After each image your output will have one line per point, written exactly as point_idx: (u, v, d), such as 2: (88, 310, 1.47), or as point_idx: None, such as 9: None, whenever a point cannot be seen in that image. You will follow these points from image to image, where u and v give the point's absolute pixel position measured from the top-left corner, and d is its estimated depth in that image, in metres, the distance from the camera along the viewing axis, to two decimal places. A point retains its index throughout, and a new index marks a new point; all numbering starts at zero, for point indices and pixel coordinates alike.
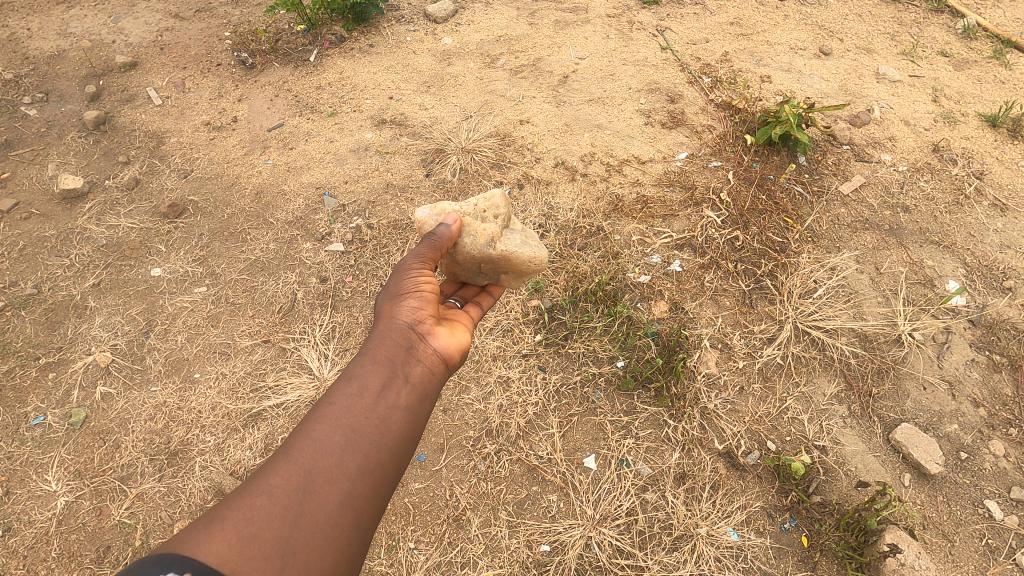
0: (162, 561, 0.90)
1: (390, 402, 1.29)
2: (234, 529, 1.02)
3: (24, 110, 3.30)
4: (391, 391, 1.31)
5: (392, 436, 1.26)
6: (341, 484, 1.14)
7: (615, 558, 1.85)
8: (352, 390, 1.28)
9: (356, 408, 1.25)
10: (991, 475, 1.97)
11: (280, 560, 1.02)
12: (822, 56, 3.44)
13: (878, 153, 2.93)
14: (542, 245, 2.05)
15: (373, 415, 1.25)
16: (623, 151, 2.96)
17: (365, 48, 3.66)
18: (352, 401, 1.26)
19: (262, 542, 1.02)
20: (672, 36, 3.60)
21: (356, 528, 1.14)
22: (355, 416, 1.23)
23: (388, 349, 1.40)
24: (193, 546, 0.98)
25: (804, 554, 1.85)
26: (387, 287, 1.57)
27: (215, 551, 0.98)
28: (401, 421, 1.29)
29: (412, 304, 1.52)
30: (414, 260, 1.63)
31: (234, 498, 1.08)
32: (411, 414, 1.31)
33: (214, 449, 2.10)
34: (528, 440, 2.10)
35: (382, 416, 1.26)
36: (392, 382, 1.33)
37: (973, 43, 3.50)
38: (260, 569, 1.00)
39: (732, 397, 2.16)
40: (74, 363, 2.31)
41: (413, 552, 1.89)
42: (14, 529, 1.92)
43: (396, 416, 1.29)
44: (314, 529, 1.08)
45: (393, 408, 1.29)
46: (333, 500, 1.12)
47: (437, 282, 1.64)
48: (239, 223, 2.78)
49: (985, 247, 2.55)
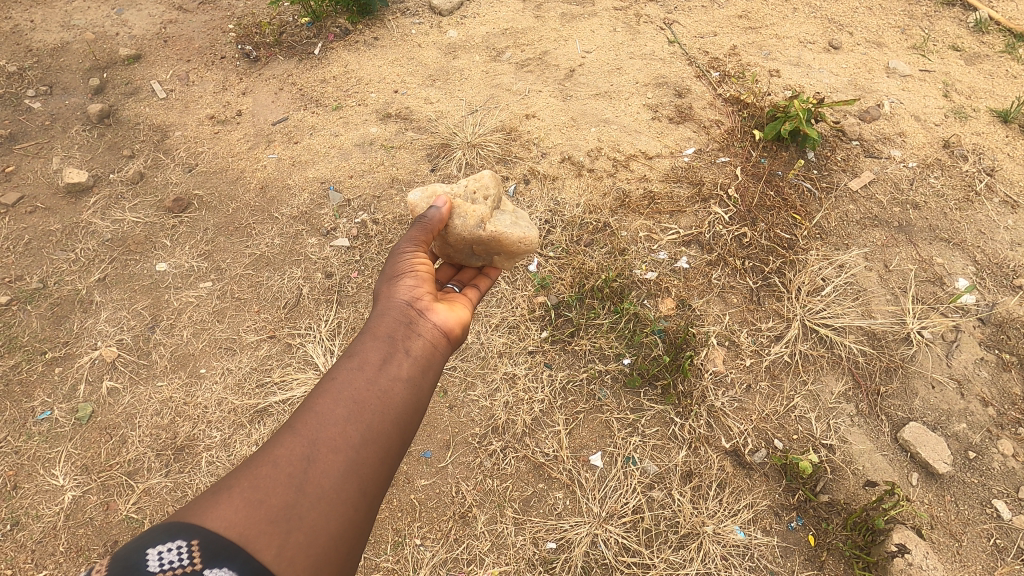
0: (168, 529, 0.90)
1: (391, 374, 1.28)
2: (241, 496, 0.99)
3: (28, 103, 3.29)
4: (391, 364, 1.30)
5: (395, 407, 1.24)
6: (345, 451, 1.12)
7: (621, 556, 1.85)
8: (353, 364, 1.27)
9: (358, 380, 1.23)
10: (1000, 474, 1.96)
11: (286, 524, 0.99)
12: (832, 50, 3.40)
13: (888, 149, 2.90)
14: (532, 226, 2.07)
15: (375, 387, 1.24)
16: (630, 147, 2.93)
17: (370, 41, 3.62)
18: (353, 374, 1.25)
19: (268, 508, 0.99)
20: (680, 29, 3.56)
21: (362, 496, 1.11)
22: (356, 387, 1.22)
23: (387, 326, 1.40)
24: (199, 514, 0.95)
25: (810, 553, 1.85)
26: (384, 271, 1.59)
27: (222, 517, 0.95)
28: (403, 392, 1.27)
29: (409, 283, 1.54)
30: (407, 244, 1.65)
31: (239, 470, 1.05)
32: (413, 386, 1.30)
33: (220, 445, 2.10)
34: (534, 438, 2.09)
35: (384, 387, 1.25)
36: (393, 355, 1.32)
37: (985, 36, 3.46)
38: (268, 533, 0.97)
39: (739, 396, 2.15)
40: (80, 358, 2.31)
41: (419, 548, 1.89)
42: (22, 524, 1.94)
43: (398, 387, 1.27)
44: (320, 495, 1.05)
45: (395, 380, 1.28)
46: (338, 467, 1.10)
47: (432, 264, 1.66)
48: (245, 218, 2.77)
49: (995, 245, 2.53)
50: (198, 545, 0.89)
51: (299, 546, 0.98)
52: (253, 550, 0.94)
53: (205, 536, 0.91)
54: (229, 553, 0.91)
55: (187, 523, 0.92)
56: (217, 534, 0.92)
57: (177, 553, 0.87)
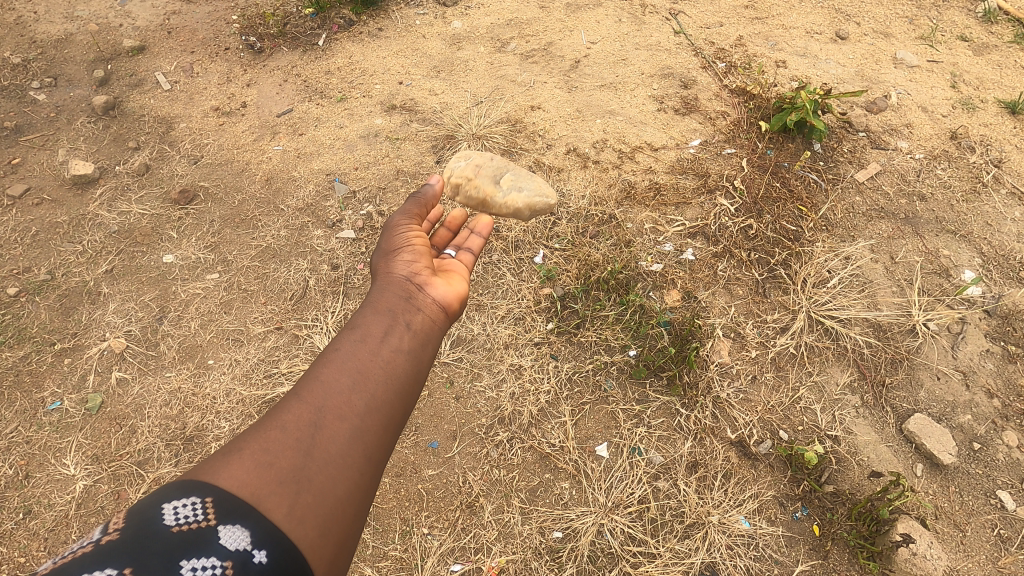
0: (181, 488, 0.92)
1: (393, 346, 1.30)
2: (250, 458, 1.01)
3: (33, 95, 3.29)
4: (393, 336, 1.32)
5: (398, 377, 1.26)
6: (351, 417, 1.14)
7: (627, 545, 1.87)
8: (355, 337, 1.29)
9: (361, 351, 1.26)
10: (1005, 465, 1.97)
11: (295, 486, 1.00)
12: (838, 41, 3.38)
13: (895, 140, 2.89)
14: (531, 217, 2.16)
15: (379, 358, 1.26)
16: (636, 138, 2.93)
17: (374, 32, 3.61)
18: (356, 345, 1.27)
19: (278, 469, 1.01)
20: (685, 20, 3.54)
21: (368, 461, 1.12)
22: (360, 358, 1.24)
23: (388, 300, 1.42)
24: (211, 474, 0.96)
25: (815, 542, 1.87)
26: (382, 247, 1.61)
27: (233, 477, 0.96)
28: (405, 363, 1.29)
29: (406, 259, 1.55)
30: (404, 222, 1.66)
31: (247, 437, 1.07)
32: (415, 357, 1.32)
33: (229, 435, 2.12)
34: (540, 429, 2.11)
35: (387, 357, 1.27)
36: (394, 328, 1.34)
37: (994, 26, 3.43)
38: (278, 493, 0.97)
39: (744, 387, 2.16)
40: (89, 349, 2.33)
41: (427, 537, 1.91)
42: (35, 512, 1.96)
43: (400, 358, 1.29)
44: (328, 459, 1.06)
45: (397, 349, 1.30)
46: (344, 432, 1.11)
47: (429, 241, 1.67)
48: (251, 210, 2.78)
49: (1002, 236, 2.52)
50: (211, 503, 0.90)
51: (308, 507, 0.99)
52: (264, 509, 0.94)
53: (217, 494, 0.92)
54: (241, 512, 0.91)
55: (199, 482, 0.94)
56: (229, 493, 0.93)
57: (191, 509, 0.88)
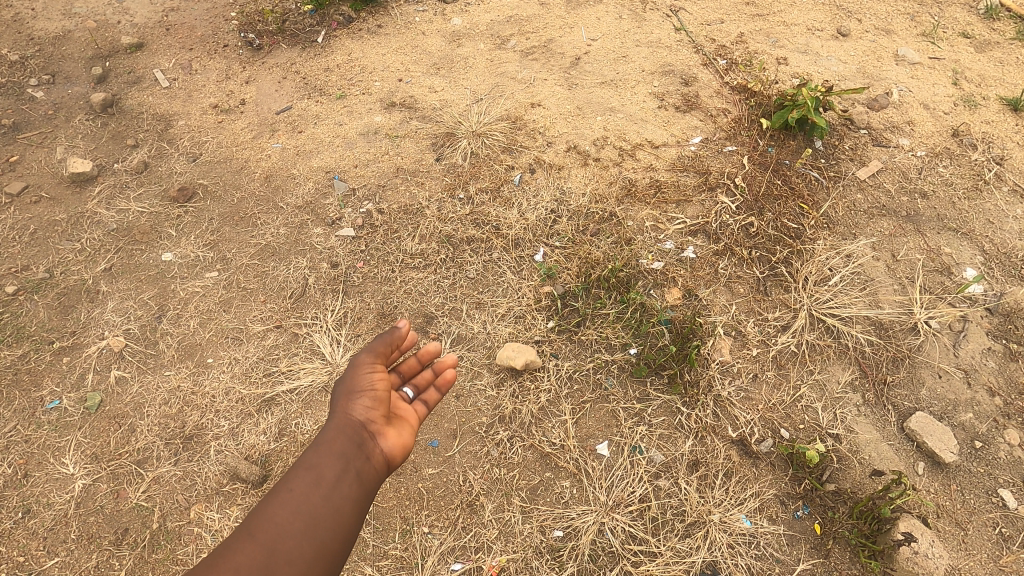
0: None
1: (337, 499, 1.31)
2: None
3: (30, 92, 3.27)
4: (341, 488, 1.33)
5: (336, 536, 1.27)
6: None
7: (628, 544, 1.87)
8: (307, 483, 1.31)
9: (308, 502, 1.28)
10: (1006, 464, 1.96)
11: None
12: (840, 38, 3.36)
13: (897, 138, 2.88)
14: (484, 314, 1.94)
15: (322, 513, 1.28)
16: (636, 136, 2.91)
17: (373, 29, 3.60)
18: (306, 493, 1.29)
19: None
20: (686, 16, 3.53)
21: None
22: (306, 509, 1.27)
23: (341, 442, 1.40)
24: None
25: (816, 541, 1.86)
26: (346, 375, 1.54)
27: None
28: (344, 520, 1.30)
29: (365, 401, 1.49)
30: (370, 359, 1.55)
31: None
32: (357, 512, 1.33)
33: (229, 434, 2.11)
34: (541, 427, 2.10)
35: (336, 507, 1.30)
36: (343, 478, 1.34)
37: (995, 23, 3.42)
38: None
39: (745, 385, 2.16)
40: (88, 347, 2.32)
41: (427, 536, 1.90)
42: (33, 511, 1.95)
43: (342, 514, 1.31)
44: None
45: (346, 501, 1.32)
46: None
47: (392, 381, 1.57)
48: (250, 208, 2.76)
49: (1004, 234, 2.51)
50: None
51: None
52: None
53: None
54: None
55: None
56: None
57: None
